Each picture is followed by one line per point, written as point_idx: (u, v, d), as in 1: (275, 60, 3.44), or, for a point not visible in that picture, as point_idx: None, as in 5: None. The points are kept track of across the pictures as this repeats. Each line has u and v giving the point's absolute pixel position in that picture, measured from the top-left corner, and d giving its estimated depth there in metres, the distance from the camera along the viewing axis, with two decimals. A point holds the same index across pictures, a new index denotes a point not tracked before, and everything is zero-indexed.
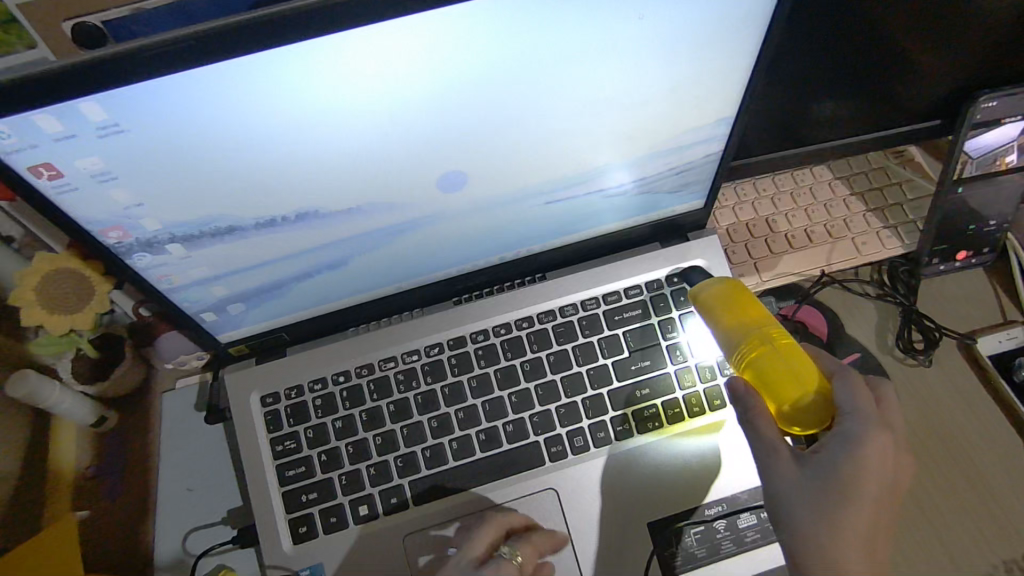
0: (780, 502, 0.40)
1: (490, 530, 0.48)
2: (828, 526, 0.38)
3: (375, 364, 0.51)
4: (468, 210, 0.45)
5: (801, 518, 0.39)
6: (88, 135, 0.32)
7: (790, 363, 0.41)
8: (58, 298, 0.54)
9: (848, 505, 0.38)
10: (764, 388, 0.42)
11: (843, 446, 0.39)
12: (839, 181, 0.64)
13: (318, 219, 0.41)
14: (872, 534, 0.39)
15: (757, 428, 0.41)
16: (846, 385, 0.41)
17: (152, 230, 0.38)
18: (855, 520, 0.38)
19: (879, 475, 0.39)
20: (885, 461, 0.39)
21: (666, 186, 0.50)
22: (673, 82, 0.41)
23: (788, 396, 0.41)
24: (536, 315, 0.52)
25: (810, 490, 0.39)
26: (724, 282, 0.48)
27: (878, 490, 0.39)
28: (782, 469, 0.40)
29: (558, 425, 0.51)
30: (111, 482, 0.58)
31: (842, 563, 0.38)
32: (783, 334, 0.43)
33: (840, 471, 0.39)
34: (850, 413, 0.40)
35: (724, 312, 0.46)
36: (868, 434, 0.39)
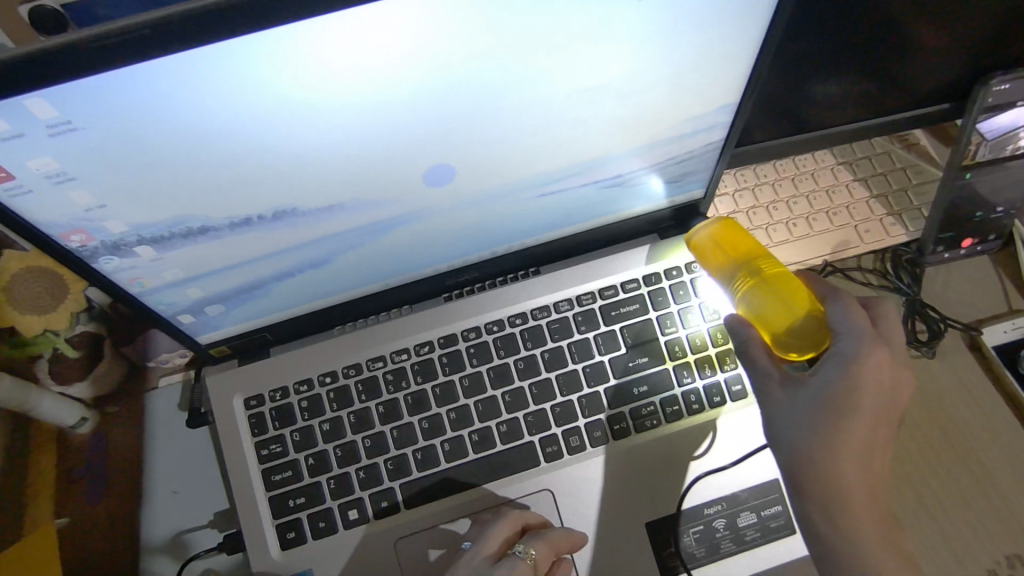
0: (777, 429, 0.40)
1: (506, 525, 0.45)
2: (826, 449, 0.38)
3: (364, 364, 0.49)
4: (457, 205, 0.43)
5: (799, 443, 0.39)
6: (38, 134, 0.30)
7: (780, 289, 0.43)
8: (28, 298, 0.52)
9: (846, 425, 0.38)
10: (757, 317, 0.44)
11: (839, 366, 0.39)
12: (842, 166, 0.62)
13: (298, 217, 0.39)
14: (872, 453, 0.38)
15: (752, 357, 0.43)
16: (839, 305, 0.41)
17: (117, 232, 0.36)
18: (853, 441, 0.38)
19: (876, 392, 0.38)
20: (882, 376, 0.39)
21: (665, 176, 0.48)
22: (673, 68, 0.38)
23: (779, 323, 0.42)
24: (529, 311, 0.50)
25: (807, 413, 0.39)
26: (717, 223, 0.48)
27: (877, 408, 0.38)
28: (778, 392, 0.41)
29: (554, 424, 0.49)
30: (91, 487, 0.56)
31: (843, 484, 0.38)
32: (774, 264, 0.45)
33: (836, 391, 0.39)
34: (844, 332, 0.40)
35: (720, 249, 0.47)
36: (863, 351, 0.39)
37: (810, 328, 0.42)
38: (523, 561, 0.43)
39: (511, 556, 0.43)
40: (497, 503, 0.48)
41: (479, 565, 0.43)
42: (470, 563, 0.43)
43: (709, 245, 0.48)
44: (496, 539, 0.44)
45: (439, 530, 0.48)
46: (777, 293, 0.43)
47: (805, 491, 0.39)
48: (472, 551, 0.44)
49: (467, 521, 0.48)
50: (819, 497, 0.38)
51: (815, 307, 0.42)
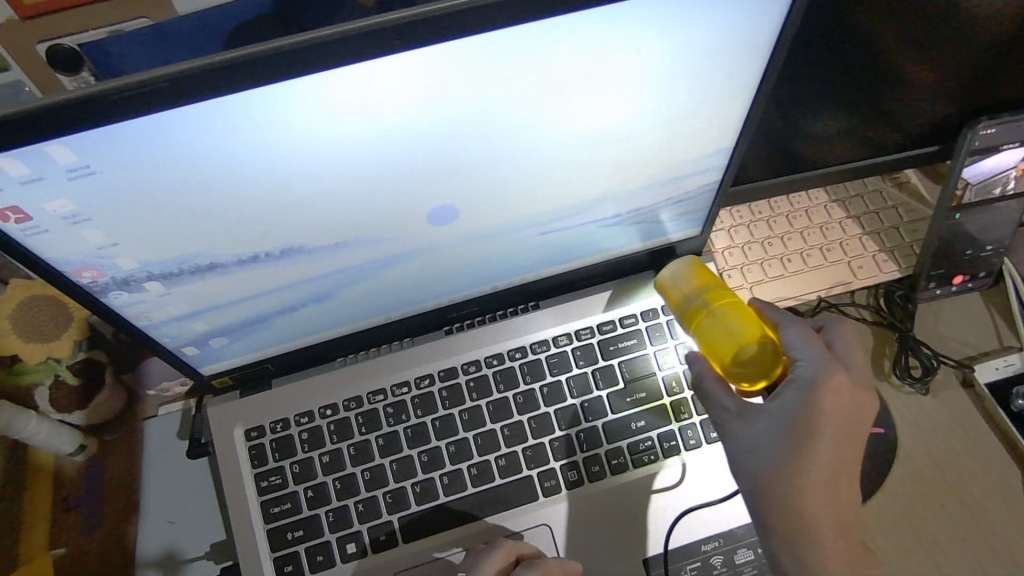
0: (740, 459, 0.42)
1: (498, 557, 0.45)
2: (787, 477, 0.39)
3: (364, 397, 0.50)
4: (460, 240, 0.44)
5: (762, 471, 0.40)
6: (57, 177, 0.30)
7: (729, 317, 0.43)
8: (33, 325, 0.53)
9: (807, 453, 0.39)
10: (707, 348, 0.43)
11: (799, 391, 0.40)
12: (835, 204, 0.64)
13: (302, 254, 0.40)
14: (835, 477, 0.40)
15: (707, 391, 0.44)
16: (793, 333, 0.43)
17: (127, 268, 0.37)
18: (813, 469, 0.39)
19: (836, 416, 0.40)
20: (841, 399, 0.40)
21: (660, 216, 0.49)
22: (670, 115, 0.40)
23: (726, 353, 0.42)
24: (529, 345, 0.51)
25: (769, 441, 0.40)
26: (683, 261, 0.48)
27: (837, 432, 0.40)
28: (738, 425, 0.42)
29: (552, 458, 0.49)
30: (86, 516, 0.56)
31: (805, 511, 0.39)
32: (727, 296, 0.45)
33: (796, 417, 0.40)
34: (802, 358, 0.42)
35: (678, 284, 0.47)
36: (821, 376, 0.40)
37: (762, 357, 0.42)
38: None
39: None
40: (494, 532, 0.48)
41: None
42: None
43: (671, 283, 0.48)
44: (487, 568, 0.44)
45: (434, 560, 0.48)
46: (726, 322, 0.43)
47: (768, 519, 0.40)
48: None
49: (463, 551, 0.48)
50: (782, 526, 0.40)
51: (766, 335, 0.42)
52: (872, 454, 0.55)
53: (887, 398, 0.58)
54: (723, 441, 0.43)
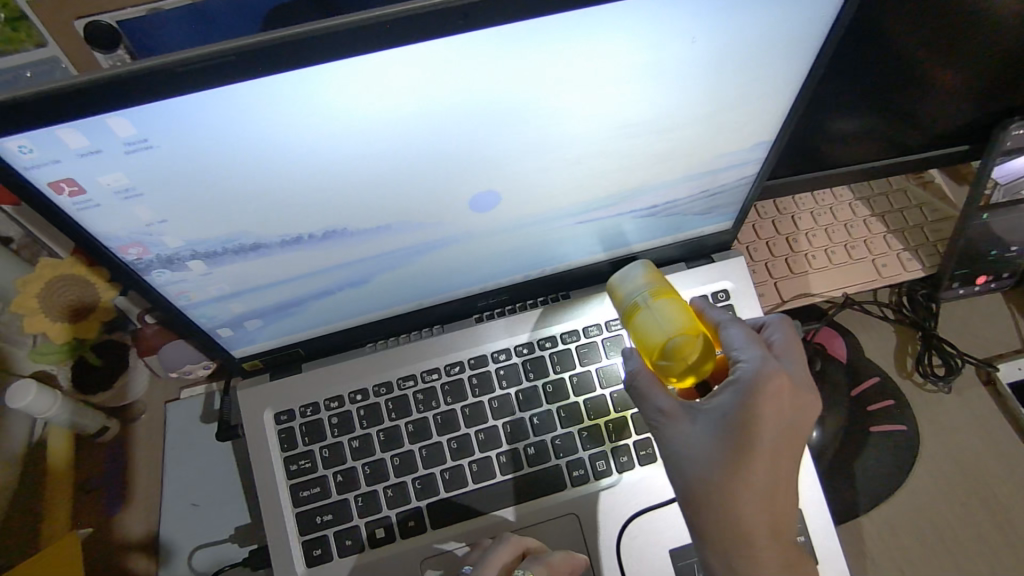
0: (676, 463, 0.41)
1: (505, 551, 0.44)
2: (722, 483, 0.39)
3: (394, 382, 0.50)
4: (499, 228, 0.44)
5: (696, 475, 0.40)
6: (115, 151, 0.30)
7: (667, 313, 0.42)
8: (61, 305, 0.54)
9: (740, 458, 0.39)
10: (640, 339, 0.42)
11: (737, 394, 0.40)
12: (860, 202, 0.65)
13: (346, 237, 0.40)
14: (770, 483, 0.39)
15: (643, 391, 0.42)
16: (734, 332, 0.43)
17: (173, 246, 0.36)
18: (747, 475, 0.39)
19: (773, 419, 0.39)
20: (779, 403, 0.40)
21: (692, 210, 0.49)
22: (714, 106, 0.40)
23: (657, 345, 0.41)
24: (559, 335, 0.51)
25: (704, 443, 0.40)
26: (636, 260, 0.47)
27: (774, 435, 0.39)
28: (674, 427, 0.41)
29: (581, 448, 0.49)
30: (110, 497, 0.56)
31: (737, 516, 0.39)
32: (667, 292, 0.43)
33: (733, 421, 0.39)
34: (743, 358, 0.41)
35: (623, 278, 0.45)
36: (759, 378, 0.40)
37: (694, 354, 0.41)
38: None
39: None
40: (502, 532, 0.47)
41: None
42: None
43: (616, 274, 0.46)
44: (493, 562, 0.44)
45: (440, 553, 0.48)
46: (663, 317, 0.42)
47: (702, 524, 0.40)
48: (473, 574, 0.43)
49: (467, 546, 0.48)
50: (716, 534, 0.39)
51: (701, 332, 0.41)
52: (894, 451, 0.56)
53: (909, 397, 0.58)
54: (660, 442, 0.42)
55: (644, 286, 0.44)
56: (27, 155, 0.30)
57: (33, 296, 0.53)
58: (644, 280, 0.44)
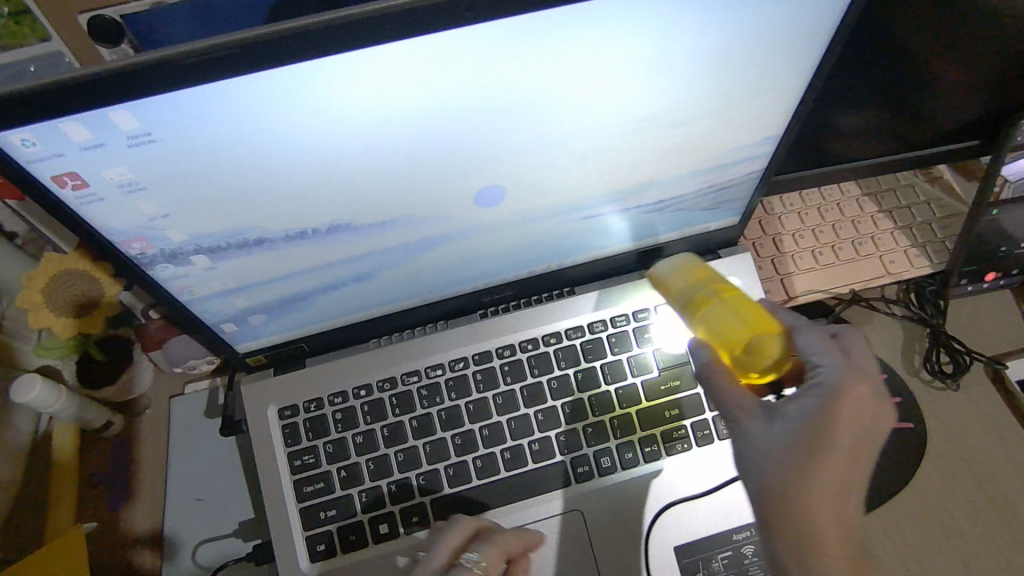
0: (749, 463, 0.39)
1: (455, 535, 0.44)
2: (798, 487, 0.37)
3: (398, 378, 0.50)
4: (505, 224, 0.44)
5: (770, 477, 0.38)
6: (118, 144, 0.30)
7: (738, 307, 0.41)
8: (65, 300, 0.54)
9: (821, 463, 0.37)
10: (716, 335, 0.41)
11: (819, 397, 0.38)
12: (868, 198, 0.64)
13: (349, 232, 0.39)
14: (846, 492, 0.37)
15: (717, 385, 0.41)
16: (810, 336, 0.41)
17: (177, 241, 0.36)
18: (825, 480, 0.37)
19: (856, 426, 0.37)
20: (862, 409, 0.37)
21: (699, 205, 0.49)
22: (722, 101, 0.39)
23: (739, 339, 0.40)
24: (564, 331, 0.51)
25: (781, 446, 0.38)
26: (678, 257, 0.46)
27: (855, 443, 0.37)
28: (748, 425, 0.39)
29: (586, 444, 0.49)
30: (114, 492, 0.56)
31: (813, 524, 0.36)
32: (730, 287, 0.43)
33: (815, 424, 0.37)
34: (821, 362, 0.39)
35: (675, 273, 0.45)
36: (843, 383, 0.38)
37: (775, 348, 0.40)
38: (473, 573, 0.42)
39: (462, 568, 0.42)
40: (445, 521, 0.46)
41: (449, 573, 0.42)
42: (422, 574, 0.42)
43: (667, 272, 0.46)
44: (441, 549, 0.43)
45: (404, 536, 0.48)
46: (736, 311, 0.41)
47: (772, 531, 0.37)
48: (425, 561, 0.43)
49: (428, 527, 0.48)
50: (790, 545, 0.37)
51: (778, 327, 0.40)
52: (900, 449, 0.55)
53: (916, 394, 0.58)
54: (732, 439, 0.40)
55: (702, 283, 0.43)
56: (31, 148, 0.29)
57: (37, 291, 0.53)
58: (699, 278, 0.44)
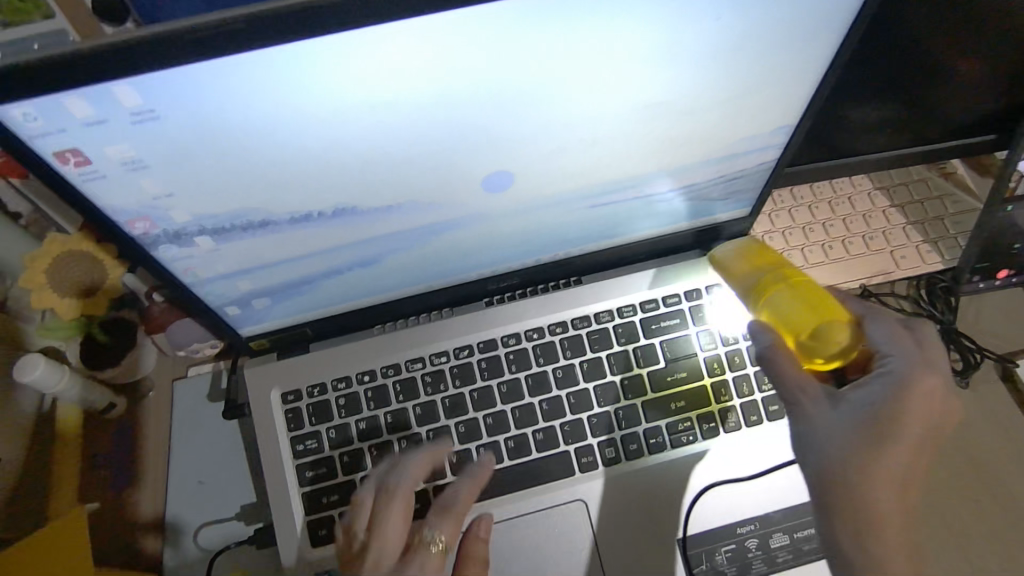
0: (811, 444, 0.42)
1: (398, 511, 0.42)
2: (861, 468, 0.40)
3: (402, 364, 0.49)
4: (513, 211, 0.43)
5: (833, 457, 0.40)
6: (121, 120, 0.30)
7: (804, 295, 0.44)
8: (71, 282, 0.54)
9: (885, 447, 0.39)
10: (783, 318, 0.44)
11: (888, 386, 0.41)
12: (879, 191, 0.63)
13: (354, 216, 0.39)
14: (906, 475, 0.40)
15: (777, 365, 0.43)
16: (879, 327, 0.43)
17: (180, 221, 0.36)
18: (890, 464, 0.39)
19: (922, 415, 0.40)
20: (930, 400, 0.40)
21: (710, 195, 0.48)
22: (735, 90, 0.39)
23: (805, 323, 0.43)
24: (570, 320, 0.51)
25: (846, 430, 0.41)
26: (747, 246, 0.50)
27: (920, 431, 0.40)
28: (811, 409, 0.42)
29: (590, 434, 0.49)
30: (116, 474, 0.55)
31: (873, 502, 0.39)
32: (800, 277, 0.46)
33: (882, 411, 0.40)
34: (893, 353, 0.42)
35: (741, 262, 0.49)
36: (913, 375, 0.40)
37: (843, 336, 0.42)
38: (437, 554, 0.41)
39: (426, 554, 0.41)
40: (384, 487, 0.43)
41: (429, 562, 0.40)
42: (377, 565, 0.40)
43: (736, 262, 0.49)
44: (392, 534, 0.41)
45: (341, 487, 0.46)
46: (801, 298, 0.44)
47: (832, 507, 0.40)
48: (376, 552, 0.41)
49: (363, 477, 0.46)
50: (849, 520, 0.40)
51: (846, 316, 0.43)
52: None
53: None
54: (792, 421, 0.43)
55: (770, 272, 0.47)
56: (32, 123, 0.29)
57: (41, 272, 0.53)
58: (766, 268, 0.48)
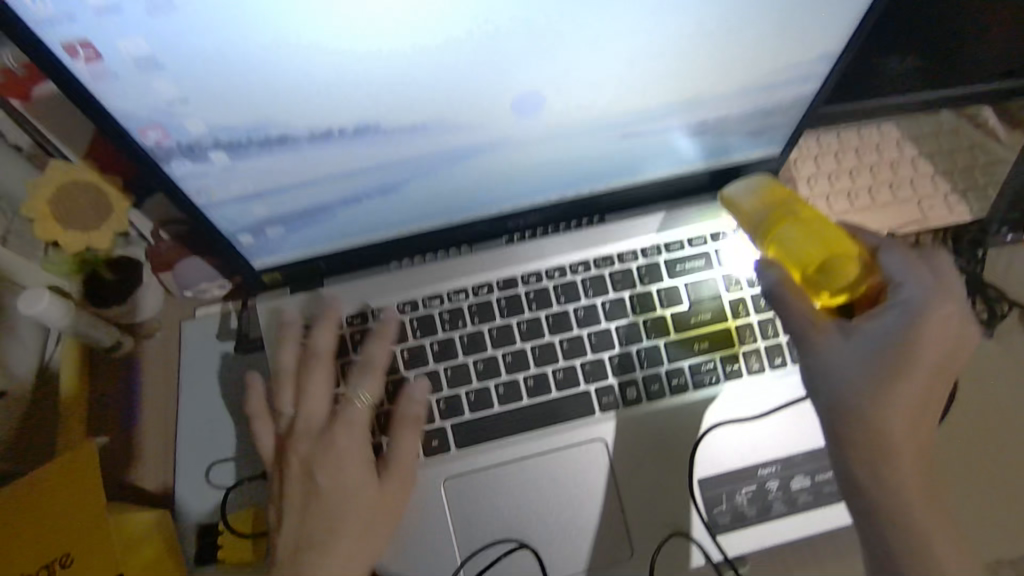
0: (824, 377, 0.41)
1: (319, 383, 0.47)
2: (873, 398, 0.39)
3: (420, 301, 0.49)
4: (543, 138, 0.41)
5: (847, 389, 0.40)
6: (136, 10, 0.28)
7: (814, 230, 0.44)
8: (74, 212, 0.52)
9: (897, 376, 0.39)
10: (793, 254, 0.44)
11: (903, 316, 0.40)
12: (907, 141, 0.61)
13: (378, 136, 0.37)
14: (919, 405, 0.40)
15: (785, 302, 0.42)
16: (891, 257, 0.43)
17: (195, 132, 0.34)
18: (902, 392, 0.39)
19: (937, 344, 0.40)
20: (945, 328, 0.40)
21: (743, 130, 0.46)
22: (783, 9, 0.37)
23: (815, 260, 0.43)
24: (593, 260, 0.50)
25: (859, 361, 0.40)
26: (755, 177, 0.49)
27: (935, 359, 0.40)
28: (824, 342, 0.41)
29: (611, 374, 0.48)
30: (125, 412, 0.55)
31: (886, 432, 0.39)
32: (809, 211, 0.46)
33: (895, 340, 0.40)
34: (907, 282, 0.41)
35: (749, 193, 0.48)
36: (929, 303, 0.40)
37: (850, 273, 0.43)
38: (361, 407, 0.46)
39: (350, 409, 0.46)
40: (304, 358, 0.48)
41: (354, 418, 0.46)
42: (309, 427, 0.47)
43: (743, 194, 0.48)
44: (318, 401, 0.47)
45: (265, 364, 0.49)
46: (810, 234, 0.44)
47: (845, 439, 0.40)
48: (306, 419, 0.47)
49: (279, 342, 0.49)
50: (862, 450, 0.40)
51: (854, 252, 0.43)
52: None
53: None
54: (803, 356, 0.42)
55: (780, 206, 0.46)
56: (41, 8, 0.27)
57: (46, 201, 0.51)
58: (775, 201, 0.46)
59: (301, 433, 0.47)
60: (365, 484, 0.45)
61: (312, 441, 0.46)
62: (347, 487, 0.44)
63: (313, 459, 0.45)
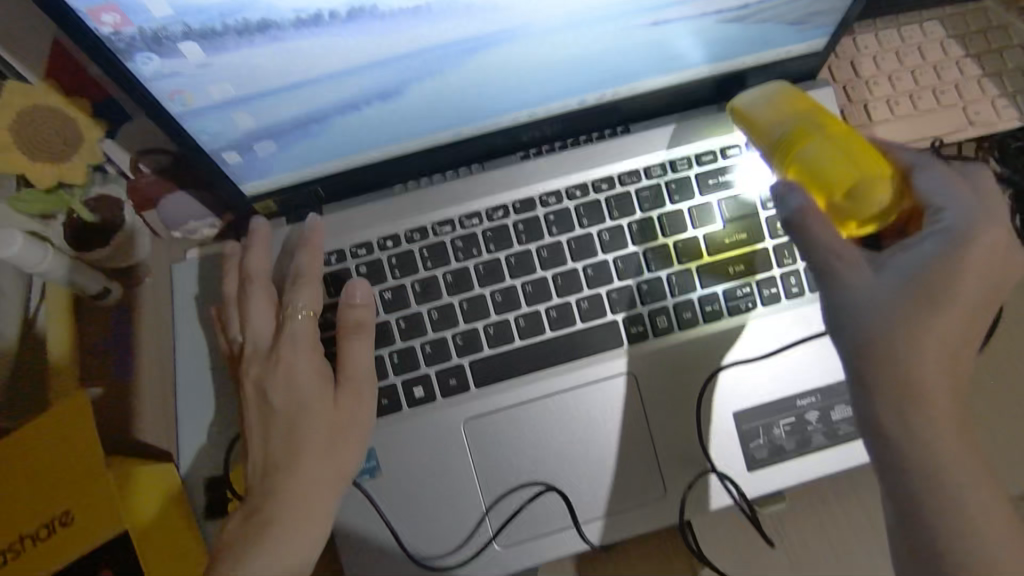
0: (846, 316, 0.35)
1: (262, 302, 0.45)
2: (906, 337, 0.33)
3: (429, 228, 0.44)
4: (563, 26, 0.36)
5: (874, 328, 0.34)
6: None
7: (841, 147, 0.37)
8: (38, 140, 0.45)
9: (933, 311, 0.33)
10: (815, 172, 0.37)
11: (943, 243, 0.34)
12: (952, 40, 0.55)
13: (376, 23, 0.32)
14: (958, 346, 0.34)
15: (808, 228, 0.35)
16: (931, 176, 0.36)
17: (158, 16, 0.29)
18: (939, 329, 0.33)
19: (980, 274, 0.33)
20: (992, 255, 0.34)
21: (785, 18, 0.40)
22: None
23: (843, 179, 0.36)
24: (617, 176, 0.45)
25: (889, 294, 0.34)
26: (775, 88, 0.42)
27: (976, 292, 0.34)
28: (850, 276, 0.35)
29: (639, 302, 0.44)
30: (118, 361, 0.48)
31: (921, 377, 0.33)
32: (835, 125, 0.39)
33: (931, 270, 0.33)
34: (948, 205, 0.35)
35: (766, 107, 0.41)
36: (973, 227, 0.34)
37: (882, 197, 0.36)
38: (306, 319, 0.43)
39: (292, 322, 0.43)
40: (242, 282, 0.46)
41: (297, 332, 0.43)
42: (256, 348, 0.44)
43: (759, 107, 0.41)
44: (261, 322, 0.45)
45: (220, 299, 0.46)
46: (837, 150, 0.37)
47: (869, 386, 0.34)
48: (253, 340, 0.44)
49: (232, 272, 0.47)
50: (890, 399, 0.33)
51: (887, 173, 0.36)
52: None
53: None
54: (823, 292, 0.36)
55: (801, 120, 0.39)
56: None
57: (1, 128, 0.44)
58: (796, 115, 0.40)
59: (251, 356, 0.44)
60: (319, 398, 0.42)
61: (260, 360, 0.43)
62: (303, 399, 0.42)
63: (262, 381, 0.42)
